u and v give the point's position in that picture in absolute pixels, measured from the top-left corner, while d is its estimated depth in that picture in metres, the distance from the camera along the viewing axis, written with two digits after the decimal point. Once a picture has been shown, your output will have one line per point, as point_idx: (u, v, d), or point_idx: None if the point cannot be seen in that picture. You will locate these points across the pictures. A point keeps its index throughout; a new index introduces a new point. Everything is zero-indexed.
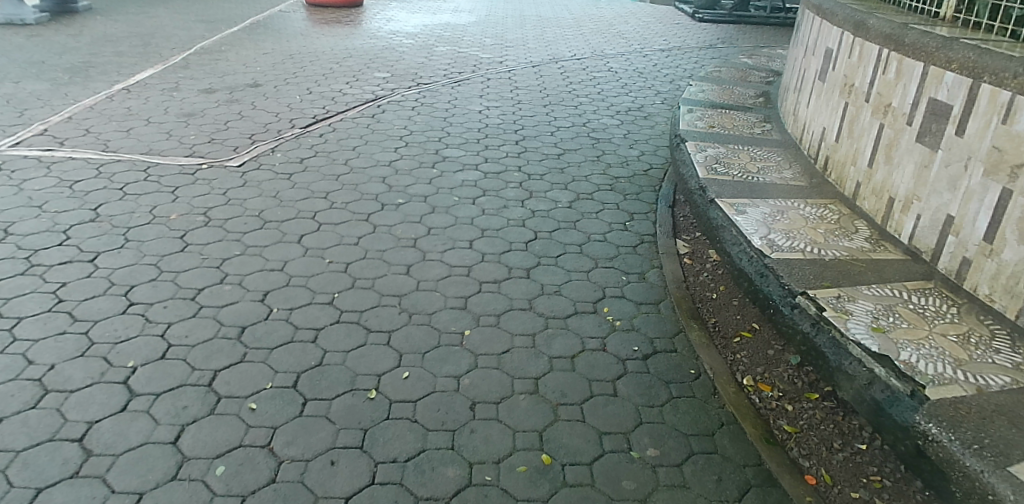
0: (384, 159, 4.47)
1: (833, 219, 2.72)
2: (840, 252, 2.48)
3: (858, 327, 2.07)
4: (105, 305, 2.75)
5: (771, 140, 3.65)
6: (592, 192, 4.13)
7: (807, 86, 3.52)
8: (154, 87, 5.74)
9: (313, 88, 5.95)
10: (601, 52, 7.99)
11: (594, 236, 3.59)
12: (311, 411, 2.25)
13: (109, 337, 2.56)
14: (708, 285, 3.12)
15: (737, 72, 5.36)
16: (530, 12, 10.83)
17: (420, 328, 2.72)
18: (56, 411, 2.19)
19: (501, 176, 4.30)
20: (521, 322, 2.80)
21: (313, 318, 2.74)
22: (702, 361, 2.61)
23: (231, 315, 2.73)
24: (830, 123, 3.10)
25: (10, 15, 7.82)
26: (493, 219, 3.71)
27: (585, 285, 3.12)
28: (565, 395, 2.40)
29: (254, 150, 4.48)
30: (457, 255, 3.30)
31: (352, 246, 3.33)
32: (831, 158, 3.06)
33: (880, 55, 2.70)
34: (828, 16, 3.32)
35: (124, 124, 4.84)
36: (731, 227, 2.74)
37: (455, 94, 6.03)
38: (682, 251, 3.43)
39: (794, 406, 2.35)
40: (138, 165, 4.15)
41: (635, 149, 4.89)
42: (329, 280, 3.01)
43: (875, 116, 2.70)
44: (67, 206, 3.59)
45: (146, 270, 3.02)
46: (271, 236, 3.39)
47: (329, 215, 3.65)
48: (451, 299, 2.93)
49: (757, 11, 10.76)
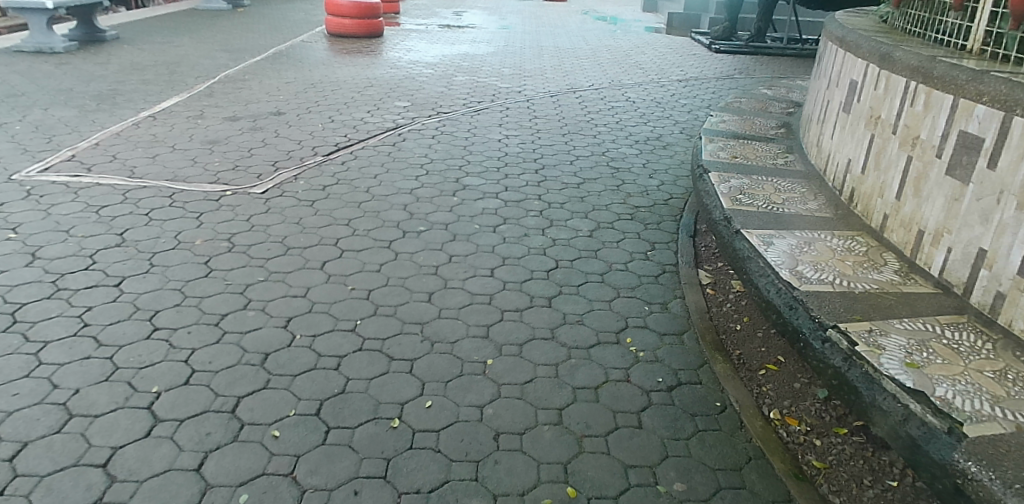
0: (405, 187, 4.51)
1: (861, 252, 2.61)
2: (870, 286, 2.36)
3: (891, 362, 1.94)
4: (130, 330, 2.76)
5: (794, 171, 3.58)
6: (613, 221, 4.13)
7: (830, 116, 3.49)
8: (179, 115, 5.85)
9: (335, 117, 6.03)
10: (619, 82, 8.06)
11: (616, 265, 3.59)
12: (334, 439, 2.23)
13: (134, 362, 2.57)
14: (732, 316, 3.13)
15: (757, 102, 5.36)
16: (548, 42, 10.96)
17: (443, 356, 2.71)
18: (80, 435, 2.19)
19: (521, 204, 4.32)
20: (543, 352, 2.78)
21: (336, 345, 2.73)
22: (728, 393, 2.59)
23: (254, 341, 2.73)
24: (856, 154, 3.04)
25: (41, 44, 8.06)
26: (514, 247, 3.71)
27: (608, 314, 3.10)
28: (590, 427, 2.37)
29: (277, 177, 4.53)
30: (479, 283, 3.30)
31: (375, 273, 3.35)
32: (857, 190, 2.98)
33: (908, 87, 2.65)
34: (853, 49, 3.30)
35: (150, 150, 4.92)
36: (757, 258, 2.63)
37: (475, 123, 6.10)
38: (704, 281, 3.45)
39: (823, 441, 2.33)
40: (163, 191, 4.21)
41: (655, 179, 4.91)
42: (352, 308, 3.02)
43: (902, 148, 2.65)
44: (93, 231, 3.64)
45: (171, 295, 3.04)
46: (293, 262, 3.41)
47: (351, 242, 3.66)
48: (473, 327, 2.93)
49: (774, 43, 10.85)
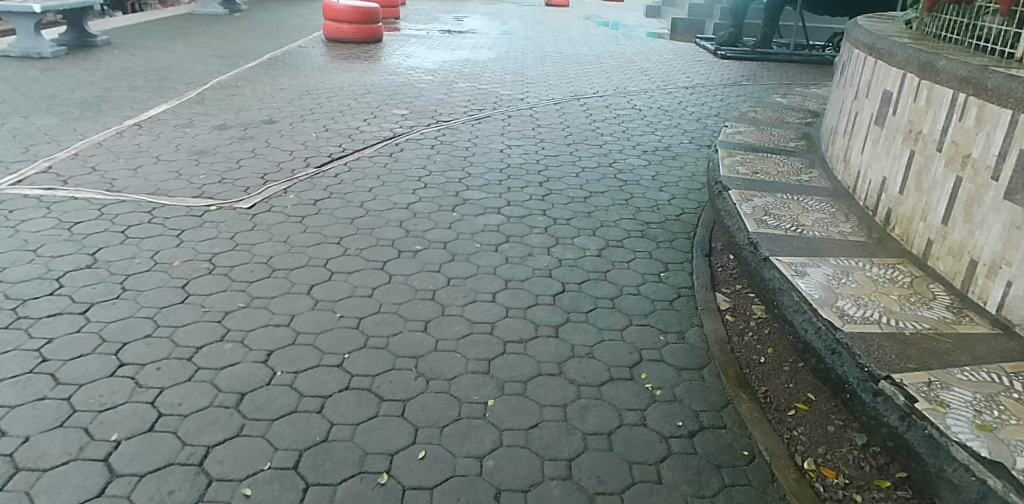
0: (401, 201, 4.25)
1: (905, 283, 2.32)
2: (920, 324, 2.05)
3: (959, 424, 1.65)
4: (93, 366, 2.50)
5: (819, 189, 3.31)
6: (623, 239, 3.87)
7: (859, 129, 3.21)
8: (167, 123, 5.61)
9: (329, 126, 5.78)
10: (624, 89, 7.81)
11: (627, 288, 3.33)
12: (313, 499, 1.97)
13: (94, 403, 2.31)
14: (755, 347, 2.88)
15: (773, 112, 5.09)
16: (550, 48, 10.72)
17: (439, 396, 2.44)
18: (23, 495, 1.93)
19: (525, 220, 4.06)
20: (550, 391, 2.51)
21: (320, 384, 2.47)
22: (756, 439, 2.32)
23: (230, 379, 2.47)
24: (892, 172, 2.76)
25: (29, 49, 7.83)
26: (518, 269, 3.45)
27: (620, 346, 2.84)
28: (603, 482, 2.10)
29: (266, 190, 4.28)
30: (480, 310, 3.04)
31: (366, 298, 3.08)
32: (894, 211, 2.70)
33: (955, 100, 2.37)
34: (885, 56, 3.02)
35: (133, 161, 4.67)
36: (791, 290, 2.32)
37: (475, 132, 5.85)
38: (723, 307, 3.20)
39: (864, 496, 2.07)
40: (143, 205, 3.96)
41: (666, 192, 4.65)
42: (340, 338, 2.76)
43: (948, 167, 2.36)
44: (63, 250, 3.39)
45: (142, 325, 2.78)
46: (278, 286, 3.15)
47: (342, 263, 3.41)
48: (473, 362, 2.66)
49: (781, 48, 10.63)
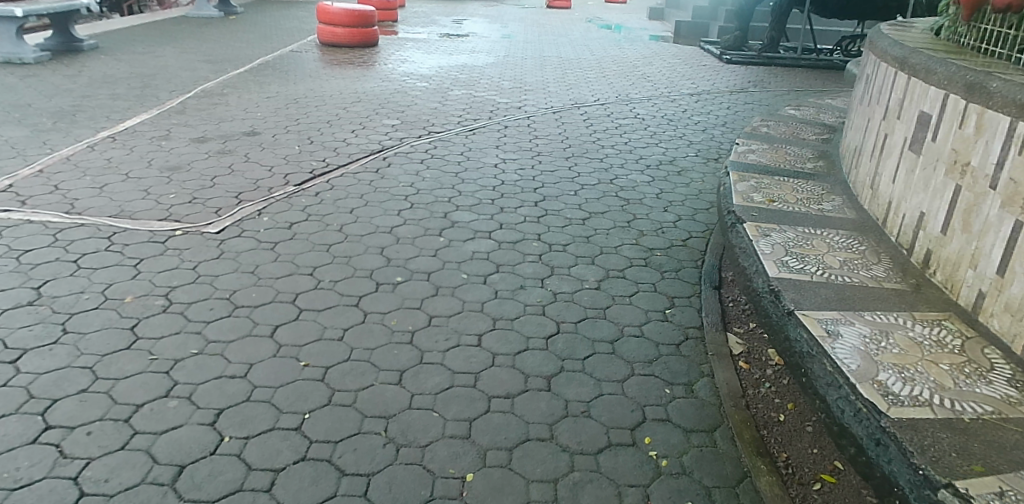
0: (385, 224, 3.92)
1: (955, 346, 1.98)
2: (980, 407, 1.71)
3: None
4: (13, 430, 2.18)
5: (844, 220, 2.97)
6: (624, 268, 3.54)
7: (890, 153, 2.87)
8: (143, 135, 5.29)
9: (315, 138, 5.46)
10: (627, 96, 7.48)
11: (629, 329, 2.99)
12: None
13: (7, 479, 1.99)
14: (774, 403, 2.54)
15: (786, 126, 4.75)
16: (551, 52, 10.38)
17: (409, 469, 2.11)
18: None
19: (517, 246, 3.73)
20: (539, 462, 2.18)
21: (274, 453, 2.14)
22: None
23: (170, 447, 2.14)
24: (932, 207, 2.42)
25: (9, 54, 7.51)
26: (508, 305, 3.12)
27: (620, 402, 2.50)
28: None
29: (238, 212, 3.95)
30: (463, 357, 2.71)
31: (336, 343, 2.75)
32: (935, 253, 2.36)
33: (1013, 130, 2.02)
34: (921, 73, 2.67)
35: (100, 179, 4.35)
36: (822, 357, 1.98)
37: (469, 144, 5.52)
38: (735, 352, 2.86)
39: None
40: (102, 230, 3.64)
41: (671, 212, 4.31)
42: (301, 394, 2.43)
43: (1005, 208, 2.01)
44: (6, 283, 3.06)
45: (79, 377, 2.45)
46: (239, 327, 2.82)
47: (313, 299, 3.08)
48: (451, 423, 2.33)
49: (789, 52, 10.27)
